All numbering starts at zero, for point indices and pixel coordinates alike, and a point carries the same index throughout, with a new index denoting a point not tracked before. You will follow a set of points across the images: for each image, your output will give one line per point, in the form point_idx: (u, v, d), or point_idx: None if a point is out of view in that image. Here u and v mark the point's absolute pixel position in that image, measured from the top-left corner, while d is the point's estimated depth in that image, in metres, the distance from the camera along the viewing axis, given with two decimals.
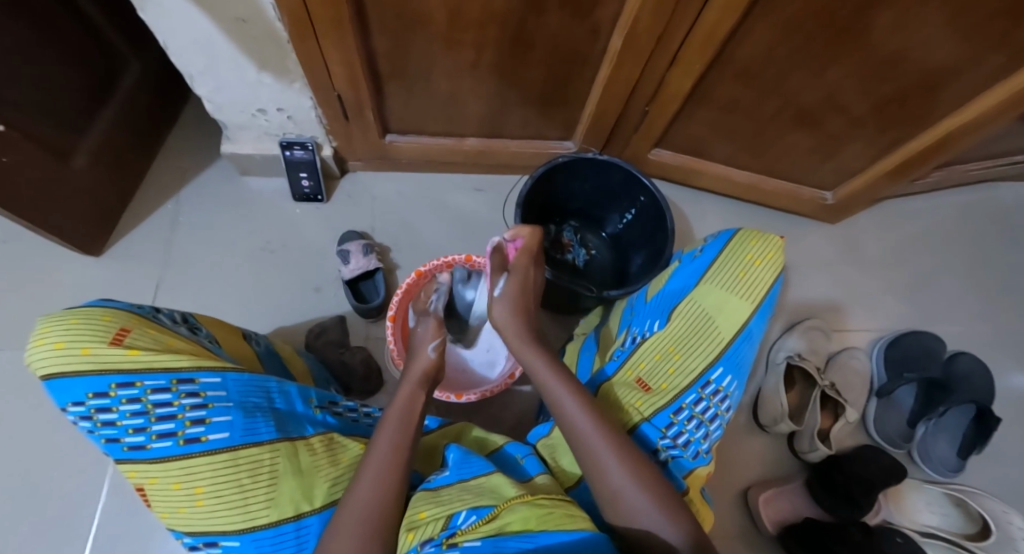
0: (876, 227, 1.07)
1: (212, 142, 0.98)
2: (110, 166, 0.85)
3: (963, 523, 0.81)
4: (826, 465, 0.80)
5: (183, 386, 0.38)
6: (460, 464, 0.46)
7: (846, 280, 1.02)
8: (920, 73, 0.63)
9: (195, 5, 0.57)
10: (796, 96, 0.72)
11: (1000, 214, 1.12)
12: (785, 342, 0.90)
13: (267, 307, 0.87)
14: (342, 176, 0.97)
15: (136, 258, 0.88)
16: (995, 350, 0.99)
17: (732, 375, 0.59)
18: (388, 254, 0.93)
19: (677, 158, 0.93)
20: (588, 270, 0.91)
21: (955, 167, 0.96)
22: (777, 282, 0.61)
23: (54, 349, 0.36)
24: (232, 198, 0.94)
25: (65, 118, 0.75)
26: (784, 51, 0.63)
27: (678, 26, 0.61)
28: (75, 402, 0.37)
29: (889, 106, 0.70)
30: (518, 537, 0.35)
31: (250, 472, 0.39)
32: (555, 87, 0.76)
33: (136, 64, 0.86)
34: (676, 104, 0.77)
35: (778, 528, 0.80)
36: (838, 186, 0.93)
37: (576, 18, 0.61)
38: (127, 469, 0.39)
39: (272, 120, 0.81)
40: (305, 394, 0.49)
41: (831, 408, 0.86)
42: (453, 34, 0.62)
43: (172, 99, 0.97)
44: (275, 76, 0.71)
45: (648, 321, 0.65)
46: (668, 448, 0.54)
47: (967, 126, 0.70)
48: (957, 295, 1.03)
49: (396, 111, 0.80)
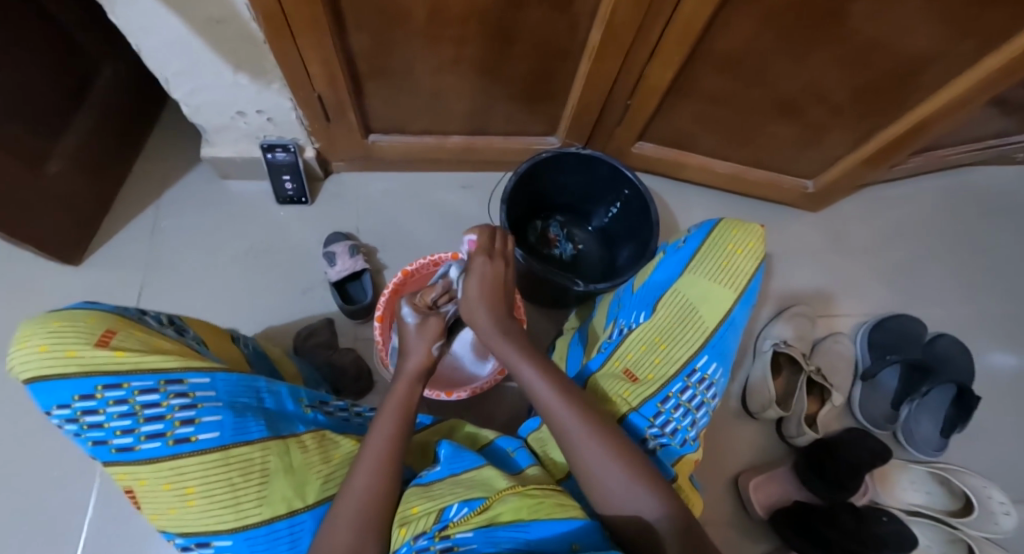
0: (857, 214, 1.09)
1: (191, 146, 0.97)
2: (85, 173, 0.83)
3: (947, 500, 0.83)
4: (815, 449, 0.82)
5: (171, 387, 0.38)
6: (452, 459, 0.46)
7: (829, 266, 1.04)
8: (892, 59, 0.64)
9: (167, 6, 0.56)
10: (773, 85, 0.73)
11: (976, 197, 1.14)
12: (771, 329, 0.92)
13: (252, 311, 0.86)
14: (327, 177, 0.97)
15: (116, 265, 0.86)
16: (972, 330, 1.02)
17: (717, 363, 0.60)
18: (375, 255, 0.92)
19: (660, 150, 0.94)
20: (576, 264, 0.92)
21: (931, 153, 0.99)
22: (758, 271, 0.62)
23: (38, 352, 0.36)
24: (215, 203, 0.92)
25: (37, 124, 0.74)
26: (759, 42, 0.64)
27: (655, 19, 0.62)
28: (61, 405, 0.37)
29: (865, 94, 0.72)
30: (510, 527, 0.35)
31: (241, 471, 0.39)
32: (536, 82, 0.76)
33: (107, 68, 0.85)
34: (656, 96, 0.78)
35: (769, 512, 0.81)
36: (818, 174, 0.95)
37: (554, 12, 0.61)
38: (116, 471, 0.38)
39: (253, 122, 0.80)
40: (295, 394, 0.49)
41: (817, 392, 0.88)
42: (431, 30, 0.62)
43: (147, 104, 0.96)
44: (253, 78, 0.70)
45: (635, 312, 0.64)
46: (657, 437, 0.55)
47: (940, 112, 0.71)
48: (937, 277, 1.06)
49: (378, 110, 0.80)
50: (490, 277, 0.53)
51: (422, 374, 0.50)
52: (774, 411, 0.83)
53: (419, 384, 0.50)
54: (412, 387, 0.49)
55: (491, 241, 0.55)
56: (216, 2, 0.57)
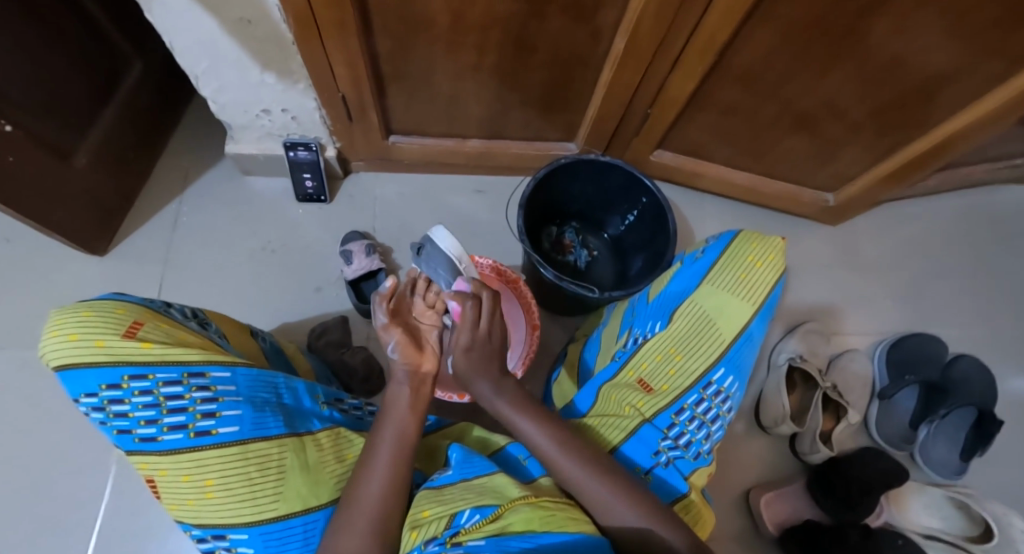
0: (878, 229, 1.08)
1: (215, 143, 0.98)
2: (112, 165, 0.85)
3: (965, 525, 0.81)
4: (826, 468, 0.80)
5: (194, 380, 0.39)
6: (463, 463, 0.46)
7: (847, 282, 1.02)
8: (920, 76, 0.63)
9: (197, 5, 0.58)
10: (796, 99, 0.72)
11: (1001, 217, 1.12)
12: (786, 344, 0.90)
13: (268, 306, 0.87)
14: (345, 177, 0.98)
15: (138, 257, 0.88)
16: (993, 353, 1.00)
17: (733, 376, 0.59)
18: (389, 255, 0.93)
19: (678, 160, 0.93)
20: (590, 271, 0.92)
21: (956, 170, 0.97)
22: (777, 284, 0.62)
23: (69, 341, 0.37)
24: (235, 198, 0.94)
25: (68, 118, 0.76)
26: (783, 56, 0.64)
27: (679, 31, 0.62)
28: (88, 393, 0.38)
29: (890, 111, 0.71)
30: (521, 537, 0.35)
31: (259, 466, 0.39)
32: (556, 90, 0.76)
33: (138, 63, 0.87)
34: (677, 107, 0.77)
35: (778, 530, 0.80)
36: (839, 189, 0.94)
37: (578, 21, 0.61)
38: (138, 460, 0.39)
39: (275, 121, 0.81)
40: (312, 390, 0.49)
41: (832, 410, 0.86)
42: (455, 36, 0.63)
43: (175, 100, 0.98)
44: (279, 78, 0.71)
45: (650, 322, 0.65)
46: (670, 449, 0.54)
47: (968, 131, 0.70)
48: (958, 298, 1.04)
49: (398, 112, 0.81)
50: (477, 355, 0.50)
51: (410, 379, 0.49)
52: (788, 427, 0.82)
53: (412, 387, 0.48)
54: (405, 389, 0.48)
55: (480, 315, 0.50)
56: (247, 4, 0.58)
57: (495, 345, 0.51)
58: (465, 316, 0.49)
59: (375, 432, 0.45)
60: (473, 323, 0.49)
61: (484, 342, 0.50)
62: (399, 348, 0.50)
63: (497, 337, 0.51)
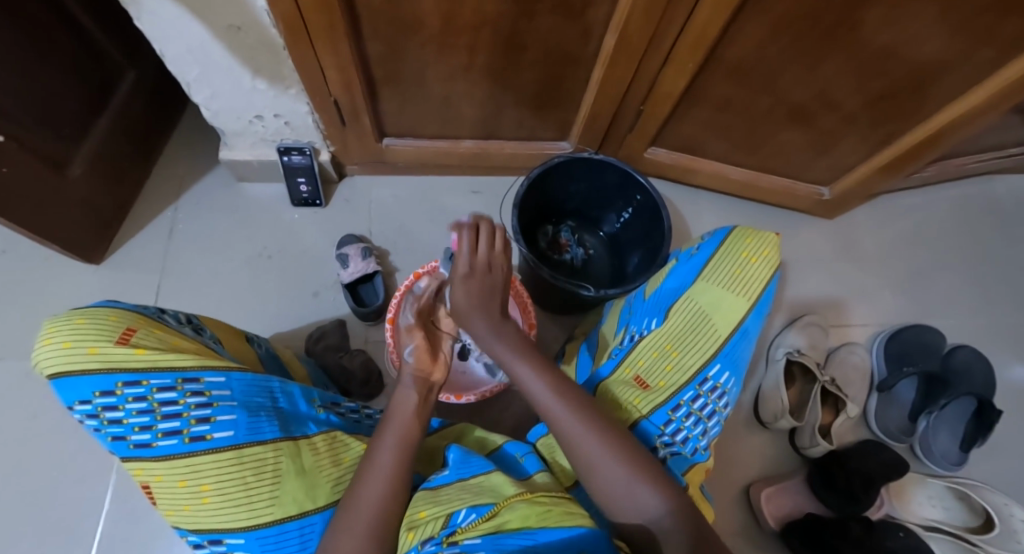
0: (874, 222, 1.08)
1: (209, 150, 0.99)
2: (107, 174, 0.85)
3: (966, 516, 0.81)
4: (827, 461, 0.80)
5: (188, 385, 0.39)
6: (460, 463, 0.46)
7: (844, 275, 1.02)
8: (911, 66, 0.63)
9: (188, 12, 0.58)
10: (788, 93, 0.72)
11: (997, 206, 1.12)
12: (785, 338, 0.90)
13: (265, 312, 0.87)
14: (341, 181, 0.98)
15: (135, 265, 0.88)
16: (992, 343, 1.00)
17: (730, 372, 0.59)
18: (386, 258, 0.93)
19: (673, 156, 0.93)
20: (587, 270, 0.92)
21: (951, 161, 0.97)
22: (773, 279, 0.62)
23: (62, 349, 0.37)
24: (231, 204, 0.94)
25: (62, 127, 0.76)
26: (774, 49, 0.64)
27: (668, 27, 0.62)
28: (82, 401, 0.37)
29: (882, 102, 0.71)
30: (518, 534, 0.35)
31: (254, 471, 0.40)
32: (548, 89, 0.76)
33: (131, 72, 0.87)
34: (669, 104, 0.77)
35: (779, 524, 0.80)
36: (834, 182, 0.94)
37: (568, 19, 0.61)
38: (133, 467, 0.39)
39: (269, 127, 0.82)
40: (308, 394, 0.50)
41: (831, 404, 0.86)
42: (445, 37, 0.63)
43: (169, 108, 0.98)
44: (271, 83, 0.72)
45: (647, 318, 0.65)
46: (667, 445, 0.54)
47: (961, 120, 0.70)
48: (956, 288, 1.04)
49: (391, 115, 0.81)
50: (476, 288, 0.50)
51: (417, 385, 0.50)
52: (787, 421, 0.83)
53: (419, 394, 0.50)
54: (412, 395, 0.49)
55: (478, 239, 0.51)
56: (237, 10, 0.58)
57: (496, 276, 0.51)
58: (462, 242, 0.51)
59: (375, 438, 0.45)
60: (471, 252, 0.51)
61: (483, 272, 0.51)
62: (412, 349, 0.54)
63: (498, 269, 0.52)
